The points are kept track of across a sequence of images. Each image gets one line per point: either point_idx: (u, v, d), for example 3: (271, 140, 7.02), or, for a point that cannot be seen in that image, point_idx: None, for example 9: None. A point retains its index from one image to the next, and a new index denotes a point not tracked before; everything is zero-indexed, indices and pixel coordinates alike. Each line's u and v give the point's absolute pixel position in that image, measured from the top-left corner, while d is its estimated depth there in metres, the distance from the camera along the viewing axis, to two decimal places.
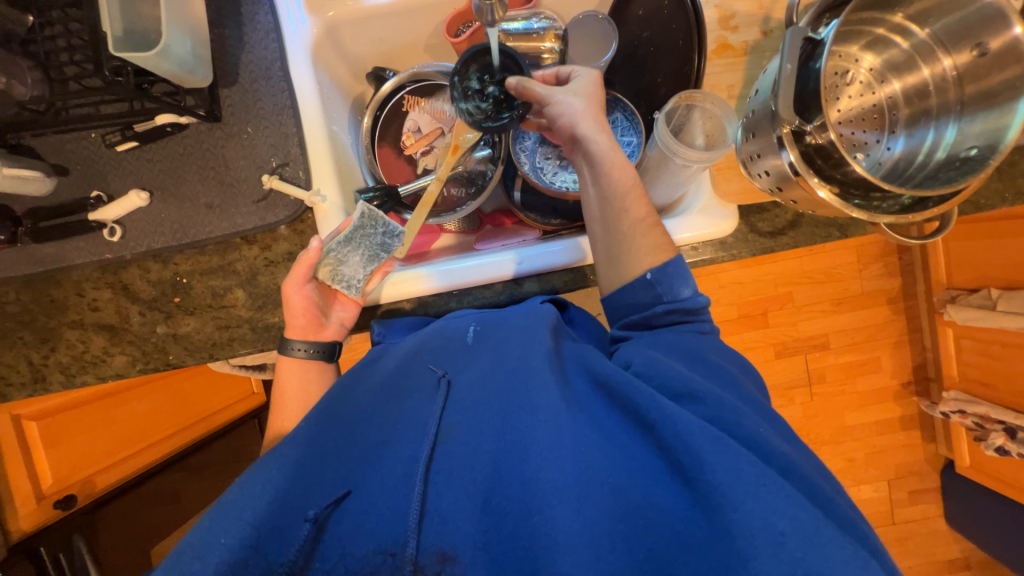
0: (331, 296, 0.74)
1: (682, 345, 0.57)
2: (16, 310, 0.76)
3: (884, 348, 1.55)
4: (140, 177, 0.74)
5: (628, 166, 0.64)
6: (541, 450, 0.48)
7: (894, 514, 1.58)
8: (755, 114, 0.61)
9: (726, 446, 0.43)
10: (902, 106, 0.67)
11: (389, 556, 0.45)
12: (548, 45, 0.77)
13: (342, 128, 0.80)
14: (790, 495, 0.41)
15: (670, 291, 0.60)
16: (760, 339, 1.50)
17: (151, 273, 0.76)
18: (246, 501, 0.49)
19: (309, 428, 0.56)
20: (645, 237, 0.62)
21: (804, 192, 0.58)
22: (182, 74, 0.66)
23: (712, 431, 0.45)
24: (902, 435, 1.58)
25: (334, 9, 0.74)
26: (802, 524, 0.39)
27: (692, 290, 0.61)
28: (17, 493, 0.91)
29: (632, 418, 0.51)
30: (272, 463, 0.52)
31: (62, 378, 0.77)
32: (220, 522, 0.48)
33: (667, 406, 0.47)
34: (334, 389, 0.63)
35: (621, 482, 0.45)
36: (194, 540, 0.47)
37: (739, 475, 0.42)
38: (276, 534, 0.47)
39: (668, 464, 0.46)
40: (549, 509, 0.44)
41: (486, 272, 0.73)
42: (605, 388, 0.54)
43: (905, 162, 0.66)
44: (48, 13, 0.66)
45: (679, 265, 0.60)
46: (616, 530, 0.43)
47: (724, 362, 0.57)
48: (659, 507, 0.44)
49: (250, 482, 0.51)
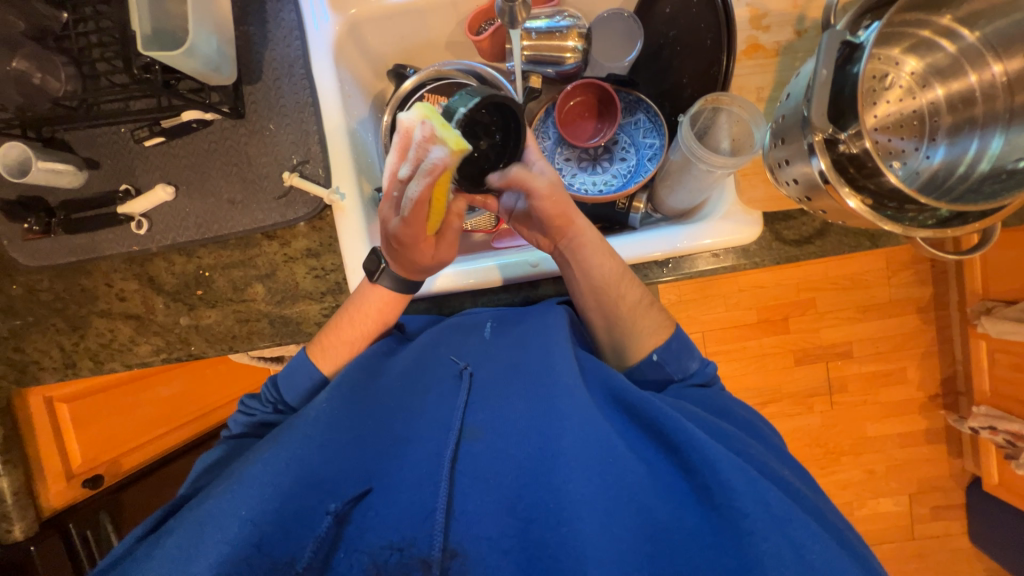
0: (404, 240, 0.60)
1: (709, 400, 0.62)
2: (49, 298, 0.79)
3: (912, 359, 1.49)
4: (166, 171, 0.75)
5: (614, 254, 0.66)
6: (572, 463, 0.48)
7: (915, 529, 1.53)
8: (786, 119, 0.59)
9: (759, 484, 0.45)
10: (944, 113, 0.63)
11: (396, 551, 0.46)
12: (571, 44, 0.75)
13: (362, 127, 0.80)
14: (819, 535, 0.43)
15: (680, 369, 0.65)
16: (780, 345, 1.46)
17: (176, 266, 0.78)
18: (268, 475, 0.48)
19: (335, 411, 0.55)
20: (645, 318, 0.66)
21: (833, 202, 0.56)
22: (207, 72, 0.67)
23: (745, 468, 0.46)
24: (927, 448, 1.52)
25: (356, 6, 0.74)
26: (834, 566, 0.41)
27: (700, 362, 0.66)
28: (50, 470, 0.92)
29: (660, 440, 0.52)
30: (296, 441, 0.51)
31: (91, 364, 0.80)
32: (239, 496, 0.47)
33: (698, 436, 0.48)
34: (357, 366, 0.61)
35: (649, 502, 0.46)
36: (214, 510, 0.46)
37: (768, 509, 0.43)
38: (299, 516, 0.47)
39: (694, 489, 0.47)
40: (577, 522, 0.45)
41: (532, 269, 0.72)
42: (628, 406, 0.55)
43: (945, 172, 0.62)
44: (82, 11, 0.68)
45: (684, 340, 0.66)
46: (643, 550, 0.43)
47: (744, 412, 0.62)
48: (682, 529, 0.45)
49: (273, 457, 0.50)
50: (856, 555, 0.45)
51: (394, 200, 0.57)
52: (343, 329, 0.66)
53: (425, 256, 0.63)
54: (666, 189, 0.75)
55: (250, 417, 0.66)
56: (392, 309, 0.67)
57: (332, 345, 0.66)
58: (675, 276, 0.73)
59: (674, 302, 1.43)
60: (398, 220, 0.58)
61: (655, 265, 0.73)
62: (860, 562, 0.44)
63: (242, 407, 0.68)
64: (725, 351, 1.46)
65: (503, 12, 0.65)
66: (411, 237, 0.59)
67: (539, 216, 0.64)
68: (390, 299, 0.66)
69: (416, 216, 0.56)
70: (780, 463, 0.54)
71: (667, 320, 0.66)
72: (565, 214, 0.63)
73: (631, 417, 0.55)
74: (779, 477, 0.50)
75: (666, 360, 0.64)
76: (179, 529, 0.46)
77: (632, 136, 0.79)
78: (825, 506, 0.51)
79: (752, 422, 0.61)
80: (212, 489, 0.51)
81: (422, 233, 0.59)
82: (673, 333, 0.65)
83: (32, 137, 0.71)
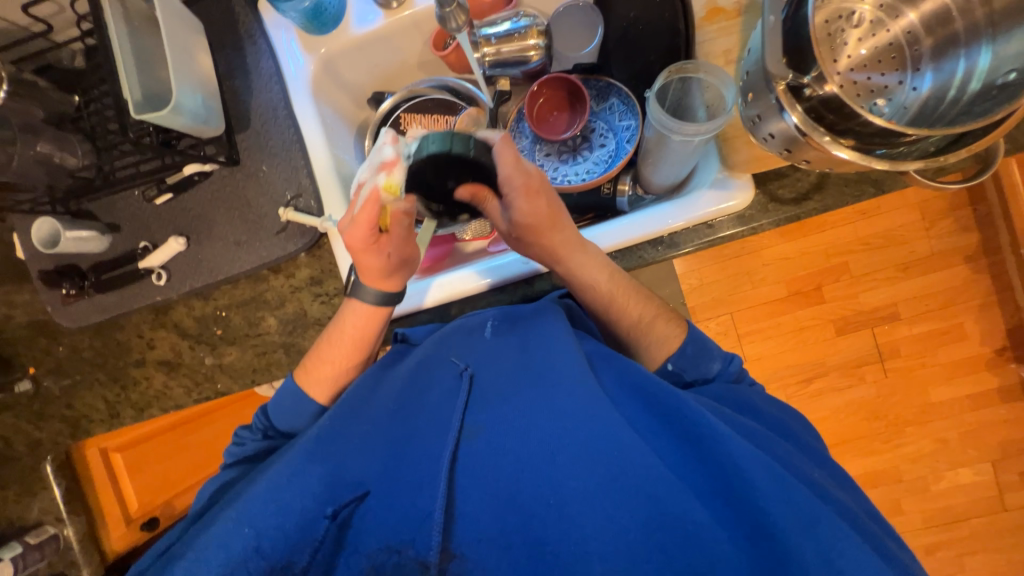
0: (363, 255, 0.61)
1: (734, 396, 0.60)
2: (90, 355, 0.86)
3: (969, 312, 1.37)
4: (178, 224, 0.81)
5: (602, 267, 0.66)
6: (574, 457, 0.48)
7: (1006, 499, 1.38)
8: (751, 76, 0.57)
9: (786, 482, 0.44)
10: (924, 37, 0.61)
11: (394, 553, 0.47)
12: (533, 42, 0.76)
13: (346, 154, 0.84)
14: (851, 536, 0.42)
15: (700, 373, 0.64)
16: (816, 316, 1.39)
17: (196, 309, 0.84)
18: (273, 492, 0.49)
19: (333, 427, 0.56)
20: (653, 333, 0.66)
21: (818, 153, 0.53)
22: (197, 126, 0.72)
23: (764, 460, 0.46)
24: (1004, 409, 1.39)
25: (326, 44, 0.78)
26: (861, 563, 0.40)
27: (722, 362, 0.65)
28: (110, 519, 1.01)
29: (675, 430, 0.51)
30: (298, 459, 0.52)
31: (133, 412, 0.86)
32: (244, 513, 0.48)
33: (720, 428, 0.47)
34: (361, 384, 0.62)
35: (657, 492, 0.45)
36: (223, 524, 0.48)
37: (797, 507, 0.42)
38: (300, 524, 0.48)
39: (707, 480, 0.47)
40: (578, 516, 0.45)
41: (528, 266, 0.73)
42: (643, 396, 0.54)
43: (936, 100, 0.59)
44: (90, 92, 0.76)
45: (698, 342, 0.65)
46: (651, 540, 0.43)
47: (776, 411, 0.60)
48: (699, 521, 0.43)
49: (275, 475, 0.51)
50: (872, 538, 0.44)
51: (348, 207, 0.60)
52: (324, 348, 0.67)
53: (383, 264, 0.62)
54: (650, 168, 0.74)
55: (241, 448, 0.67)
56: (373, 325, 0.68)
57: (315, 366, 0.67)
58: (674, 254, 0.71)
59: (696, 286, 1.38)
60: (348, 224, 0.59)
61: (649, 246, 0.72)
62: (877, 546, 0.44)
63: (235, 436, 0.69)
64: (758, 330, 1.40)
65: (443, 19, 0.66)
66: (366, 248, 0.60)
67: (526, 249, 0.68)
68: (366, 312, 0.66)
69: (365, 219, 0.57)
70: (790, 449, 0.52)
71: (678, 326, 0.66)
72: (555, 251, 0.65)
73: (646, 406, 0.54)
74: (789, 462, 0.49)
75: (683, 368, 0.64)
76: (193, 547, 0.48)
77: (609, 121, 0.80)
78: (836, 488, 0.49)
79: (777, 420, 0.59)
80: (222, 509, 0.52)
81: (372, 237, 0.59)
82: (686, 339, 0.65)
83: (62, 211, 0.79)
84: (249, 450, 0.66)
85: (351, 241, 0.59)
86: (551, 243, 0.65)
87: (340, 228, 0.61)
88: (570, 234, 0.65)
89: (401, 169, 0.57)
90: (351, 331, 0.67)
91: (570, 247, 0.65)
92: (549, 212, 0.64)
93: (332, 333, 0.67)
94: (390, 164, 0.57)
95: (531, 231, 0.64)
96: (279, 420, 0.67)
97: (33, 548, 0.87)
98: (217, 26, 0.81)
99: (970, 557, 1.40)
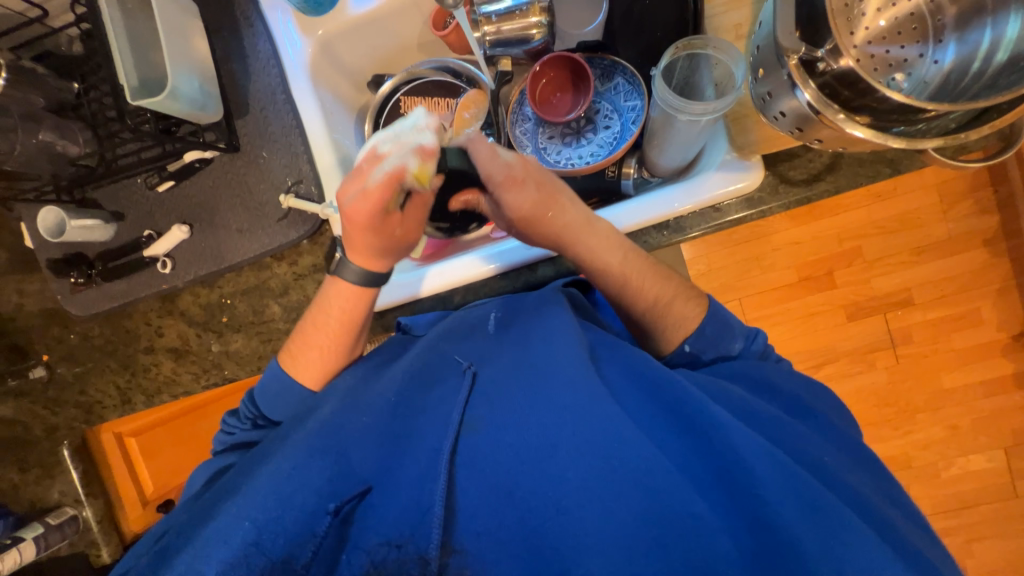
0: (360, 227, 0.59)
1: (749, 374, 0.59)
2: (100, 342, 0.87)
3: (986, 296, 1.33)
4: (180, 212, 0.81)
5: (613, 244, 0.64)
6: (573, 450, 0.48)
7: (1018, 486, 1.37)
8: (762, 50, 0.55)
9: (785, 466, 0.45)
10: (948, 6, 0.57)
11: (394, 548, 0.47)
12: (535, 20, 0.73)
13: (346, 139, 0.83)
14: (856, 526, 0.41)
15: (721, 351, 0.62)
16: (827, 302, 1.36)
17: (201, 297, 0.84)
18: (274, 483, 0.48)
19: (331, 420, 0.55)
20: (667, 316, 0.64)
21: (831, 131, 0.51)
22: (195, 111, 0.72)
23: (769, 452, 0.46)
24: (1020, 395, 1.36)
25: (323, 26, 0.77)
26: (870, 558, 0.39)
27: (744, 340, 0.63)
28: (126, 499, 1.03)
29: (679, 423, 0.50)
30: (300, 451, 0.51)
31: (144, 398, 0.87)
32: (244, 504, 0.47)
33: (725, 418, 0.47)
34: (357, 379, 0.62)
35: (657, 485, 0.45)
36: (218, 524, 0.46)
37: (797, 498, 0.43)
38: (299, 519, 0.47)
39: (710, 473, 0.46)
40: (578, 510, 0.45)
41: (529, 253, 0.72)
42: (647, 388, 0.53)
43: (959, 73, 0.56)
44: (89, 79, 0.76)
45: (721, 321, 0.63)
46: (649, 533, 0.42)
47: (796, 389, 0.59)
48: (701, 516, 0.43)
49: (275, 466, 0.50)
50: (881, 528, 0.44)
51: (360, 171, 0.57)
52: (311, 334, 0.67)
53: (378, 241, 0.62)
54: (655, 150, 0.73)
55: (231, 436, 0.69)
56: (360, 309, 0.67)
57: (302, 352, 0.67)
58: (677, 239, 0.70)
59: (704, 272, 1.36)
60: (358, 193, 0.57)
61: (653, 230, 0.70)
62: (886, 536, 0.43)
63: (223, 425, 0.71)
64: (766, 316, 1.38)
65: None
66: (372, 223, 0.59)
67: (533, 237, 0.67)
68: (351, 294, 0.66)
69: (381, 197, 0.57)
70: (805, 433, 0.51)
71: (699, 305, 0.63)
72: (564, 233, 0.65)
73: (650, 397, 0.53)
74: (799, 453, 0.48)
75: (701, 349, 0.62)
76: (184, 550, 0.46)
77: (614, 102, 0.77)
78: (848, 475, 0.48)
79: (797, 397, 0.58)
80: (224, 497, 0.52)
81: (382, 215, 0.59)
82: (707, 318, 0.62)
83: (66, 200, 0.80)
84: (240, 438, 0.67)
85: (361, 213, 0.58)
86: (556, 223, 0.64)
87: (342, 196, 0.59)
88: (577, 210, 0.64)
89: (434, 163, 0.59)
90: (339, 316, 0.66)
91: (580, 225, 0.64)
92: (545, 192, 0.65)
93: (320, 319, 0.66)
94: (426, 153, 0.58)
95: (532, 218, 0.65)
96: (267, 409, 0.67)
97: (54, 529, 0.90)
98: (213, 10, 0.79)
99: (979, 543, 1.39)
